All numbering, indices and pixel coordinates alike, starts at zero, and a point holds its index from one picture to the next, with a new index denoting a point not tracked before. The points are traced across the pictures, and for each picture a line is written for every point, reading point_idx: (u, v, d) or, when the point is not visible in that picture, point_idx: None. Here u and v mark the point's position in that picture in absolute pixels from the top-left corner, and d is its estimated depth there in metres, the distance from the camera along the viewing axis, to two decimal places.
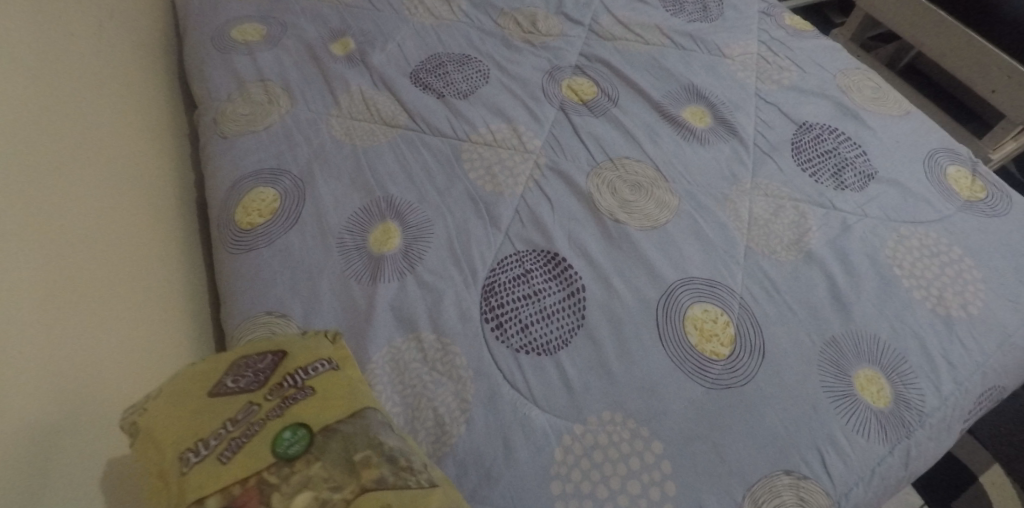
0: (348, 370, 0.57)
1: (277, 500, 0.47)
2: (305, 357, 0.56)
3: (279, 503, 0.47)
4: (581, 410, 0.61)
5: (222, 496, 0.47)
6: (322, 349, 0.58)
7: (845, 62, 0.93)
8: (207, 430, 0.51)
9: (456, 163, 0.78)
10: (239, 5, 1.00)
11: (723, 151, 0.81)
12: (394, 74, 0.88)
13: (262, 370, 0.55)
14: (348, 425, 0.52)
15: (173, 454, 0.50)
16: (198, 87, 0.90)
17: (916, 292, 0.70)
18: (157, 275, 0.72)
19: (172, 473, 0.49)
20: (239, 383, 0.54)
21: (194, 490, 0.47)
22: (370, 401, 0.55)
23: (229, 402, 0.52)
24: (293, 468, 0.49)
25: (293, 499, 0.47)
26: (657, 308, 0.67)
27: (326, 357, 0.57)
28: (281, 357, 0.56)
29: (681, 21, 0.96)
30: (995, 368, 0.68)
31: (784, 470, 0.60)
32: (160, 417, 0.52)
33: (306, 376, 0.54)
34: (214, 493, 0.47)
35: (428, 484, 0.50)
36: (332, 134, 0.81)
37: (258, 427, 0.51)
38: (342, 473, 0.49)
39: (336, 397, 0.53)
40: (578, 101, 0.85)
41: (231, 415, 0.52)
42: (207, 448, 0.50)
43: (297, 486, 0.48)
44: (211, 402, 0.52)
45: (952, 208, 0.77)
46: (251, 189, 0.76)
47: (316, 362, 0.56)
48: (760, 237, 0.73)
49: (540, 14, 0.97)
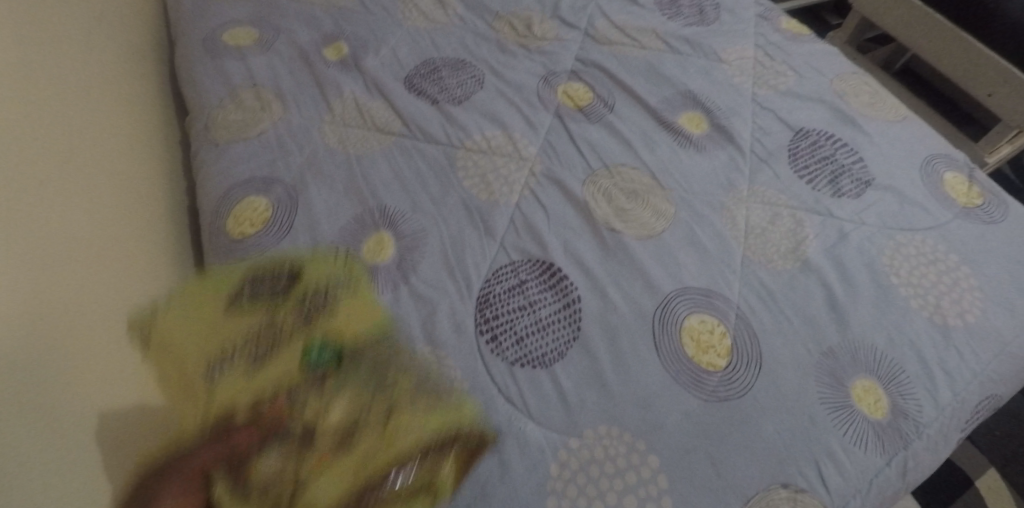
0: (359, 287, 0.67)
1: (312, 402, 0.60)
2: (316, 277, 0.68)
3: (315, 404, 0.60)
4: (576, 423, 0.61)
5: (255, 405, 0.59)
6: (332, 269, 0.68)
7: (842, 66, 0.92)
8: (234, 337, 0.63)
9: (450, 171, 0.77)
10: (230, 8, 0.99)
11: (720, 158, 0.80)
12: (388, 79, 0.87)
13: (276, 287, 0.67)
14: (364, 345, 0.63)
15: (203, 364, 0.62)
16: (189, 92, 0.89)
17: (913, 301, 0.69)
18: (146, 287, 0.74)
19: (204, 381, 0.61)
20: (257, 299, 0.66)
21: (228, 397, 0.59)
22: (382, 320, 0.65)
23: (248, 318, 0.65)
24: (322, 376, 0.61)
25: (329, 403, 0.60)
26: (654, 319, 0.66)
27: (335, 276, 0.68)
28: (294, 276, 0.68)
29: (677, 25, 0.95)
30: (994, 377, 0.67)
31: (781, 484, 0.59)
32: (186, 333, 0.64)
33: (318, 296, 0.66)
34: (247, 401, 0.59)
35: (456, 398, 0.60)
36: (325, 141, 0.80)
37: (280, 341, 0.63)
38: (366, 383, 0.61)
39: (348, 317, 0.65)
40: (574, 107, 0.84)
41: (251, 329, 0.64)
42: (232, 361, 0.62)
43: (329, 391, 0.60)
44: (231, 319, 0.65)
45: (950, 215, 0.76)
46: (243, 198, 0.76)
47: (326, 282, 0.67)
48: (757, 246, 0.73)
49: (535, 18, 0.96)
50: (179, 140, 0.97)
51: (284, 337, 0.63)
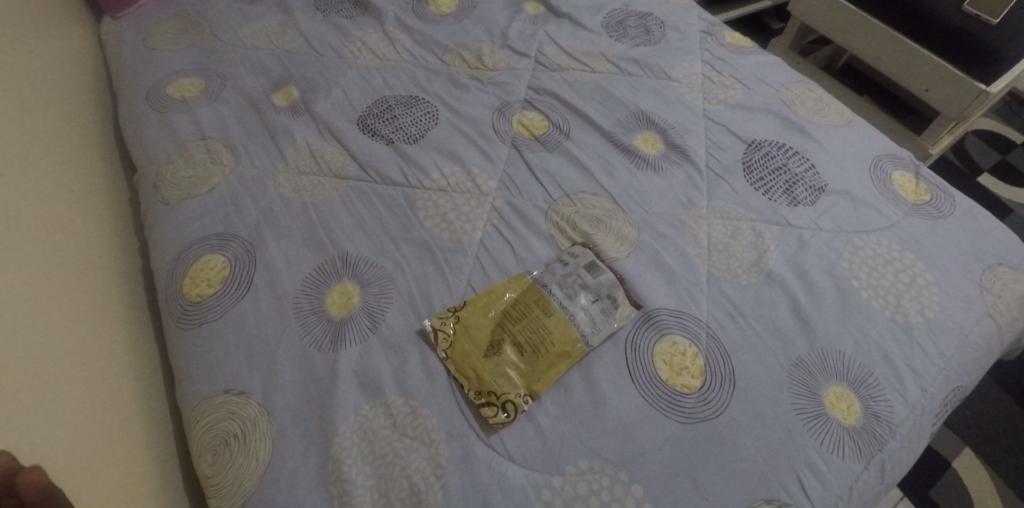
0: (499, 305, 0.69)
1: (545, 320, 0.68)
2: (474, 323, 0.68)
3: (547, 318, 0.68)
4: (557, 460, 0.61)
5: (563, 349, 0.66)
6: (474, 319, 0.68)
7: (787, 75, 0.94)
8: (500, 353, 0.67)
9: (410, 212, 0.77)
10: (174, 60, 0.97)
11: (678, 176, 0.81)
12: (341, 122, 0.87)
13: (451, 328, 0.67)
14: (517, 295, 0.70)
15: (504, 363, 0.66)
16: (136, 150, 0.87)
17: (874, 302, 0.71)
18: (135, 360, 0.78)
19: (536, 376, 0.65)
20: (465, 344, 0.67)
21: (553, 354, 0.66)
22: (501, 288, 0.70)
23: (469, 351, 0.66)
24: (529, 304, 0.69)
25: (554, 316, 0.68)
26: (625, 346, 0.67)
27: (482, 315, 0.69)
28: (451, 337, 0.67)
29: (625, 46, 0.97)
30: (959, 370, 0.69)
31: (764, 500, 0.60)
32: (476, 374, 0.65)
33: (510, 324, 0.68)
34: (563, 348, 0.66)
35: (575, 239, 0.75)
36: (281, 191, 0.79)
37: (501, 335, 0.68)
38: (535, 293, 0.69)
39: (529, 312, 0.68)
40: (531, 137, 0.85)
41: (484, 351, 0.67)
42: (523, 359, 0.66)
43: (541, 311, 0.68)
44: (481, 362, 0.66)
45: (902, 213, 0.78)
46: (198, 257, 0.74)
47: (483, 320, 0.68)
48: (721, 262, 0.74)
49: (485, 48, 0.96)
50: (128, 191, 0.94)
51: (530, 339, 0.67)
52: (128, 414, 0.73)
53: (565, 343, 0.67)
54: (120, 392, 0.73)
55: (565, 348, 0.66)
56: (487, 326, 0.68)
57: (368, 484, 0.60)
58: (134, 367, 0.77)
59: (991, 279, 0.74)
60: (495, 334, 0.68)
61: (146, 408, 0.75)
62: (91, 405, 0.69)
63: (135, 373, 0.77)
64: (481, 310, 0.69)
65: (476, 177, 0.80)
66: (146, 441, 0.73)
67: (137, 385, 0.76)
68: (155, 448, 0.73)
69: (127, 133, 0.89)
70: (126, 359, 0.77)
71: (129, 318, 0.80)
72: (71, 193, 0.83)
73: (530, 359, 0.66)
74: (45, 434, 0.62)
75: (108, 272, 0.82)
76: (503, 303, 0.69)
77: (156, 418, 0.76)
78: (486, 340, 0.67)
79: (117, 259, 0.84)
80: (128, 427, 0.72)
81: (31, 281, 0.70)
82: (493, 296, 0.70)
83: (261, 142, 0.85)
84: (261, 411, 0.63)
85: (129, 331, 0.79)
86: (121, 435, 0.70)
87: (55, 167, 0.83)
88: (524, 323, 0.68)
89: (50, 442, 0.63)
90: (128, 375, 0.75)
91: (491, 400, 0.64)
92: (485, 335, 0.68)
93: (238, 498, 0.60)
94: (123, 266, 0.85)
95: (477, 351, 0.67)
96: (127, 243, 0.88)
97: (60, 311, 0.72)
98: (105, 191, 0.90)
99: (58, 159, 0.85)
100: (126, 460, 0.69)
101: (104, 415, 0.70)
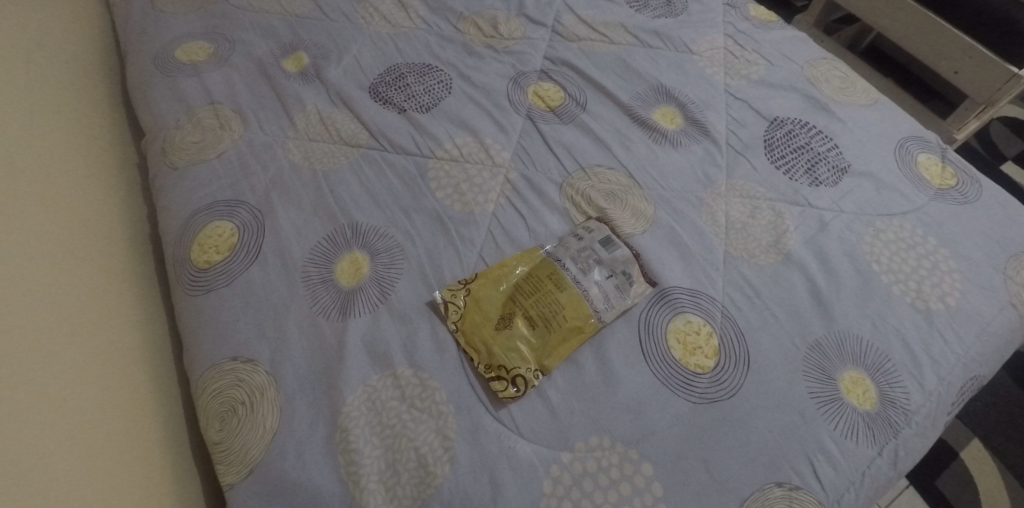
0: (512, 280, 0.68)
1: (559, 296, 0.66)
2: (486, 298, 0.67)
3: (561, 294, 0.66)
4: (568, 437, 0.60)
5: (579, 327, 0.65)
6: (486, 293, 0.67)
7: (812, 51, 0.91)
8: (512, 329, 0.65)
9: (422, 182, 0.76)
10: (182, 22, 0.95)
11: (697, 153, 0.79)
12: (352, 89, 0.85)
13: (461, 302, 0.66)
14: (529, 272, 0.68)
15: (516, 339, 0.65)
16: (144, 114, 0.85)
17: (894, 287, 0.69)
18: (144, 327, 0.78)
19: (548, 354, 0.64)
20: (477, 318, 0.66)
21: (570, 333, 0.65)
22: (513, 263, 0.69)
23: (480, 327, 0.65)
24: (544, 281, 0.67)
25: (568, 293, 0.66)
26: (639, 324, 0.66)
27: (494, 289, 0.67)
28: (461, 311, 0.66)
29: (646, 17, 0.94)
30: (979, 358, 0.67)
31: (775, 483, 0.59)
32: (486, 350, 0.64)
33: (522, 299, 0.67)
34: (580, 326, 0.65)
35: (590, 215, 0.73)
36: (290, 158, 0.78)
37: (514, 310, 0.66)
38: (549, 270, 0.68)
39: (543, 289, 0.67)
40: (546, 108, 0.83)
41: (495, 327, 0.65)
42: (535, 336, 0.65)
43: (557, 289, 0.67)
44: (492, 338, 0.65)
45: (926, 196, 0.76)
46: (206, 223, 0.72)
47: (494, 292, 0.67)
48: (739, 242, 0.72)
49: (500, 16, 0.93)
50: (135, 160, 0.93)
51: (542, 315, 0.66)
52: (137, 385, 0.72)
53: (582, 320, 0.65)
54: (130, 366, 0.73)
55: (581, 326, 0.65)
56: (498, 300, 0.67)
57: (374, 454, 0.59)
58: (144, 334, 0.77)
59: (1016, 268, 0.71)
60: (507, 310, 0.66)
61: (156, 376, 0.75)
62: (98, 370, 0.69)
63: (146, 343, 0.76)
64: (492, 284, 0.68)
65: (490, 149, 0.78)
66: (155, 409, 0.73)
67: (145, 358, 0.75)
68: (167, 422, 0.73)
69: (134, 97, 0.88)
70: (137, 329, 0.77)
71: (138, 286, 0.80)
72: (78, 159, 0.83)
73: (541, 333, 0.65)
74: (50, 415, 0.62)
75: (118, 239, 0.81)
76: (515, 278, 0.68)
77: (165, 391, 0.75)
78: (497, 315, 0.66)
79: (126, 226, 0.84)
80: (138, 398, 0.72)
81: (34, 259, 0.69)
82: (504, 271, 0.68)
83: (269, 109, 0.83)
84: (267, 379, 0.63)
85: (139, 304, 0.79)
86: (133, 410, 0.70)
87: (59, 129, 0.83)
88: (536, 298, 0.67)
89: (57, 413, 0.62)
90: (138, 344, 0.76)
91: (501, 374, 0.63)
92: (496, 308, 0.66)
93: (244, 466, 0.60)
94: (131, 236, 0.84)
95: (488, 327, 0.65)
96: (132, 214, 0.86)
97: (65, 286, 0.70)
98: (110, 156, 0.89)
99: (64, 123, 0.84)
100: (137, 434, 0.69)
101: (114, 384, 0.70)
